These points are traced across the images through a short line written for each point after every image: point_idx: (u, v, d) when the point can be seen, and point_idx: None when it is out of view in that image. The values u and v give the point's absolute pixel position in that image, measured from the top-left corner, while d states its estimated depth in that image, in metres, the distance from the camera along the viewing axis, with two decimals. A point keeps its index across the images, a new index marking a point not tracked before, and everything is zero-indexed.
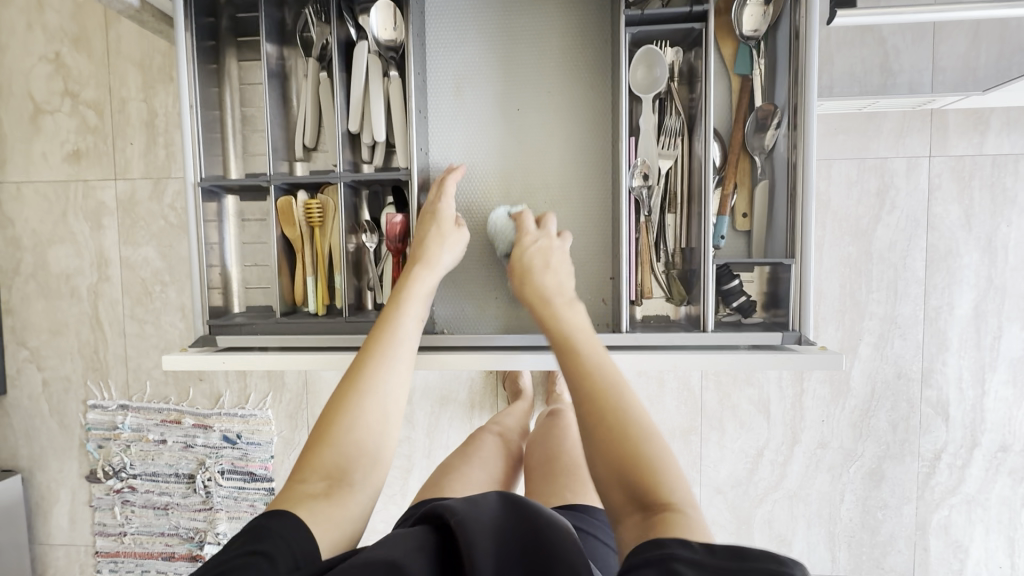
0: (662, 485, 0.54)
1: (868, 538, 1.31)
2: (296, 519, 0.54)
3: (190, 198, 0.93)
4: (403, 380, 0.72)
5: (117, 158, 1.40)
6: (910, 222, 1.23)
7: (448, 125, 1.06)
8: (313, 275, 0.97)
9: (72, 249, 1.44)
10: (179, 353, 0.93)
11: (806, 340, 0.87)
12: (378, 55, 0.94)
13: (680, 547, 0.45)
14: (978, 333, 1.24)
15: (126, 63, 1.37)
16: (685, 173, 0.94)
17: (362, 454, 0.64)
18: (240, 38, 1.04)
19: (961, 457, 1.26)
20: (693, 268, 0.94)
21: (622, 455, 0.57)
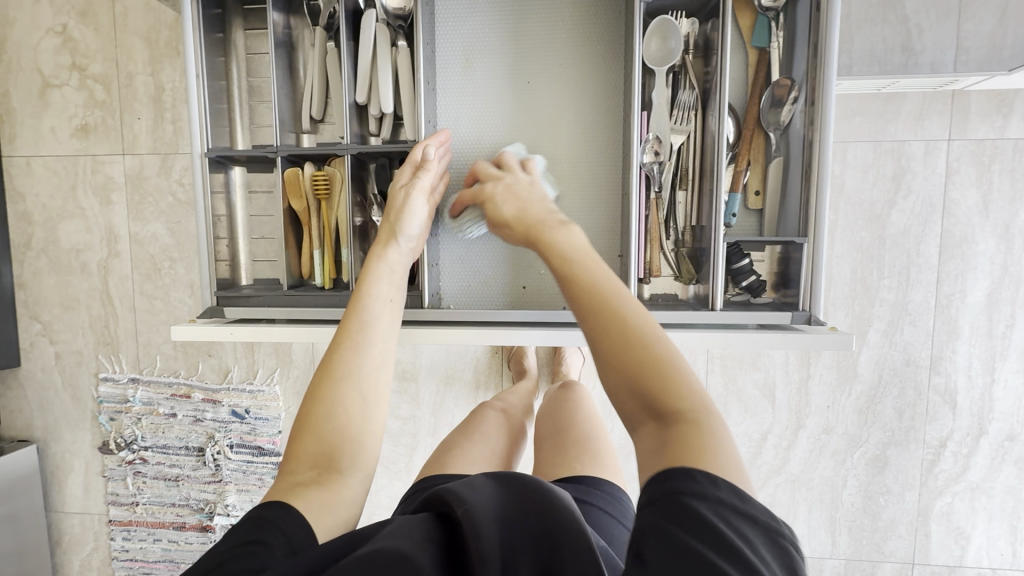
0: (681, 390, 0.50)
1: (869, 523, 1.31)
2: (291, 507, 0.54)
3: (197, 170, 0.93)
4: (380, 362, 0.71)
5: (125, 134, 1.40)
6: (925, 207, 1.20)
7: (457, 98, 1.04)
8: (319, 248, 0.98)
9: (82, 224, 1.45)
10: (188, 324, 0.94)
11: (816, 320, 0.87)
12: (386, 24, 0.93)
13: (686, 478, 0.42)
14: (990, 321, 1.22)
15: (133, 38, 1.36)
16: (697, 148, 0.93)
17: (347, 441, 0.64)
18: (245, 7, 1.02)
19: (967, 446, 1.26)
20: (704, 247, 0.92)
21: (630, 364, 0.52)
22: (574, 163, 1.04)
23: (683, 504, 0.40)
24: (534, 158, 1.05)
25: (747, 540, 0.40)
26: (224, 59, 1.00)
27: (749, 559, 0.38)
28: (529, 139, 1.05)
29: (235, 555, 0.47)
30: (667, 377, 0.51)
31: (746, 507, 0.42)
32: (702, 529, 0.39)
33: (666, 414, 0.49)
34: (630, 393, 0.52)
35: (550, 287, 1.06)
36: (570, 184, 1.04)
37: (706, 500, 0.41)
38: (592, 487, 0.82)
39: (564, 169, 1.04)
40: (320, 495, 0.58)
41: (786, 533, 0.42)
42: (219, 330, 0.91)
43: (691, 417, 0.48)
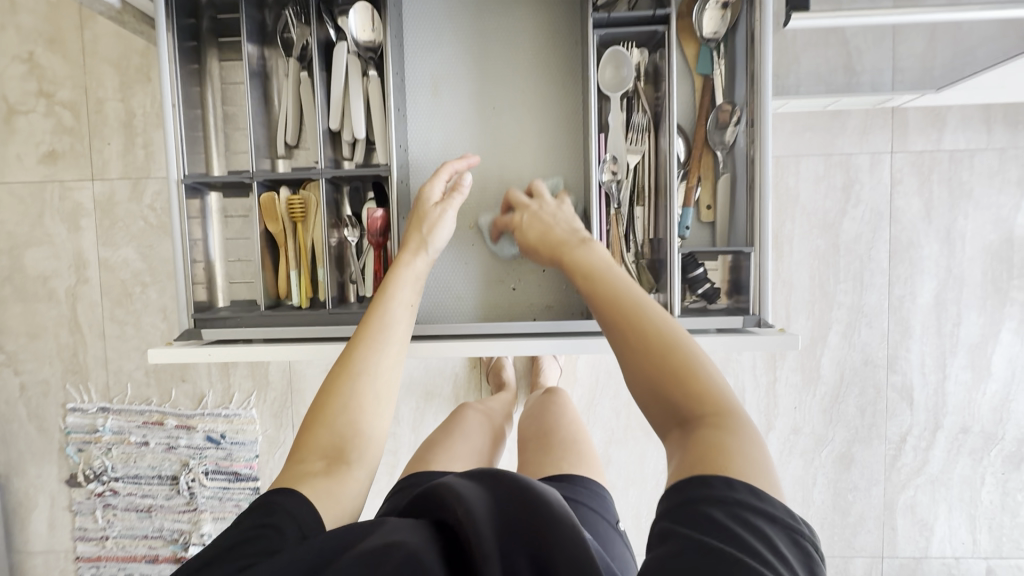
0: (711, 396, 0.56)
1: (839, 519, 1.36)
2: (299, 495, 0.58)
3: (173, 194, 0.93)
4: (396, 362, 0.75)
5: (95, 159, 1.39)
6: (874, 216, 1.29)
7: (425, 124, 1.08)
8: (296, 269, 0.98)
9: (49, 250, 1.42)
10: (165, 346, 0.93)
11: (766, 323, 0.91)
12: (357, 55, 0.96)
13: (704, 484, 0.47)
14: (939, 320, 1.30)
15: (102, 64, 1.36)
16: (652, 167, 0.97)
17: (358, 435, 0.68)
18: (222, 38, 1.04)
19: (926, 439, 1.33)
20: (661, 258, 0.96)
21: (663, 377, 0.58)
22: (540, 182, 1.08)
23: (702, 514, 0.44)
24: (501, 178, 1.09)
25: (765, 536, 0.44)
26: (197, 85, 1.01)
27: (763, 554, 0.43)
28: (496, 162, 1.09)
29: (249, 536, 0.52)
30: (697, 383, 0.57)
31: (760, 503, 0.46)
32: (720, 532, 0.43)
33: (691, 416, 0.55)
34: (659, 399, 0.58)
35: (522, 302, 1.08)
36: None
37: (722, 504, 0.45)
38: (576, 485, 0.85)
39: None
40: (327, 483, 0.62)
41: (802, 532, 0.47)
42: (197, 352, 0.91)
43: (722, 420, 0.54)
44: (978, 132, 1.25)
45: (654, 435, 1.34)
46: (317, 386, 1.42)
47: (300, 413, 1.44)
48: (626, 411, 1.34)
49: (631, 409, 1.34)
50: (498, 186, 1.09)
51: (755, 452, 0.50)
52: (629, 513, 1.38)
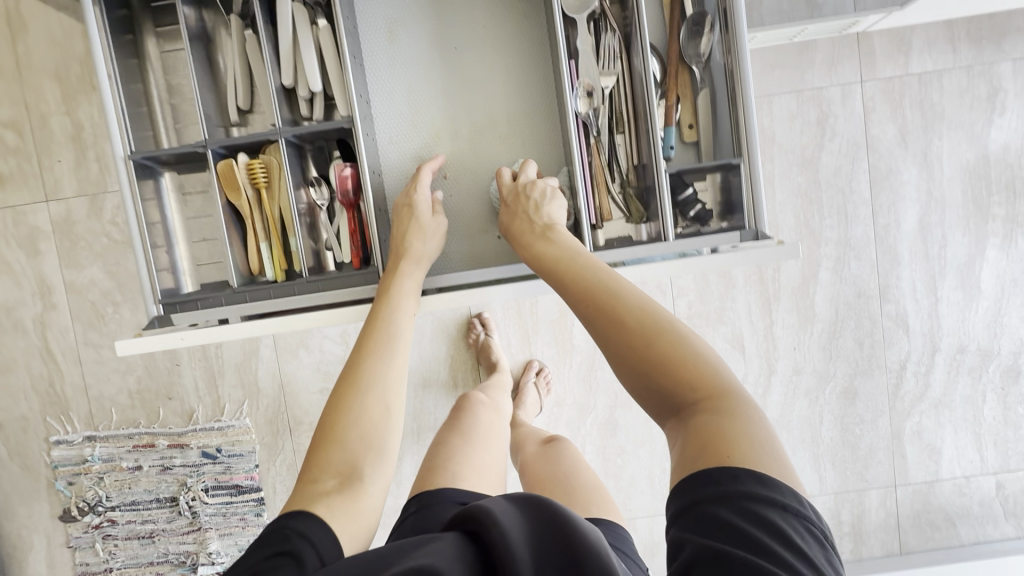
0: (701, 379, 0.54)
1: (850, 454, 1.36)
2: (316, 517, 0.57)
3: (123, 173, 0.86)
4: (400, 372, 0.77)
5: (46, 178, 1.33)
6: (852, 147, 1.28)
7: (385, 72, 1.01)
8: (267, 241, 0.93)
9: (10, 280, 1.35)
10: (134, 338, 0.86)
11: (763, 235, 0.87)
12: (303, 4, 0.89)
13: (704, 482, 0.45)
14: (925, 244, 1.30)
15: (40, 77, 1.30)
16: (628, 90, 0.93)
17: (370, 449, 0.67)
18: (153, 4, 0.95)
19: (925, 364, 1.33)
20: (649, 184, 0.92)
21: (649, 365, 0.56)
22: (513, 121, 1.03)
23: (708, 517, 0.42)
24: (471, 122, 1.03)
25: (776, 530, 0.42)
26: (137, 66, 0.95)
27: (778, 553, 0.40)
28: (466, 106, 1.03)
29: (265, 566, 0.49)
30: (686, 367, 0.54)
31: (764, 492, 0.43)
32: (726, 533, 0.41)
33: (686, 403, 0.53)
34: (648, 387, 0.56)
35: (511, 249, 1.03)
36: (511, 147, 1.04)
37: (726, 501, 0.43)
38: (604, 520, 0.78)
39: (504, 130, 1.03)
40: (342, 502, 0.61)
41: (816, 522, 0.44)
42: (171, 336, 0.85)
43: (718, 403, 0.51)
44: (944, 51, 1.25)
45: None
46: (310, 388, 1.38)
47: (296, 417, 1.40)
48: None
49: None
50: (470, 130, 1.04)
51: (755, 432, 0.48)
52: (642, 475, 1.36)
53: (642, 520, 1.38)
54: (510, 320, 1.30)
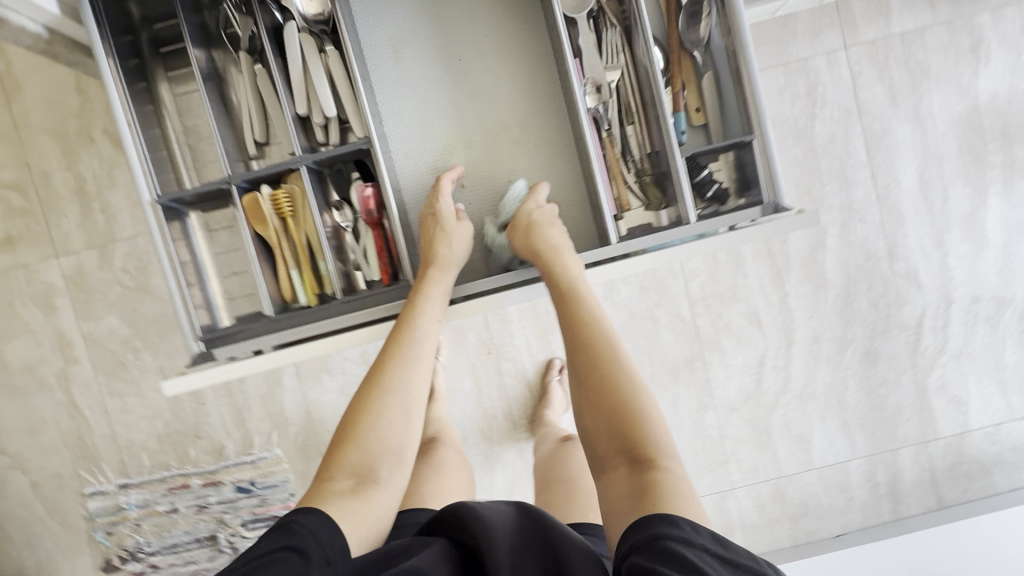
0: (650, 443, 0.67)
1: (878, 415, 1.36)
2: (320, 513, 0.64)
3: (152, 218, 0.86)
4: (423, 377, 0.80)
5: (55, 234, 1.34)
6: (844, 112, 1.29)
7: (394, 92, 1.03)
8: (296, 267, 0.93)
9: (30, 339, 1.36)
10: (179, 377, 0.85)
11: (783, 207, 0.87)
12: (308, 33, 0.90)
13: (670, 526, 0.54)
14: (927, 199, 1.32)
15: (41, 136, 1.32)
16: (634, 81, 0.94)
17: (386, 452, 0.73)
18: (163, 50, 0.97)
19: (941, 317, 1.34)
20: (665, 170, 0.93)
21: (620, 418, 0.69)
22: (525, 126, 1.05)
23: (673, 551, 0.50)
24: (483, 130, 1.05)
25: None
26: (153, 111, 0.95)
27: None
28: (477, 114, 1.05)
29: (276, 560, 0.56)
30: (643, 432, 0.67)
31: (723, 554, 0.51)
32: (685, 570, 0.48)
33: (639, 456, 0.65)
34: (617, 433, 0.68)
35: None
36: (525, 149, 1.05)
37: (691, 547, 0.51)
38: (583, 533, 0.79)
39: (516, 134, 1.05)
40: (351, 503, 0.67)
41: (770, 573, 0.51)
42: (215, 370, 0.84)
43: (665, 464, 0.64)
44: (923, 10, 1.27)
45: (681, 376, 1.34)
46: (337, 412, 1.38)
47: (325, 442, 1.40)
48: (649, 360, 1.33)
49: (651, 356, 1.33)
50: (484, 136, 1.05)
51: (688, 496, 0.60)
52: None
53: None
54: (526, 322, 1.31)
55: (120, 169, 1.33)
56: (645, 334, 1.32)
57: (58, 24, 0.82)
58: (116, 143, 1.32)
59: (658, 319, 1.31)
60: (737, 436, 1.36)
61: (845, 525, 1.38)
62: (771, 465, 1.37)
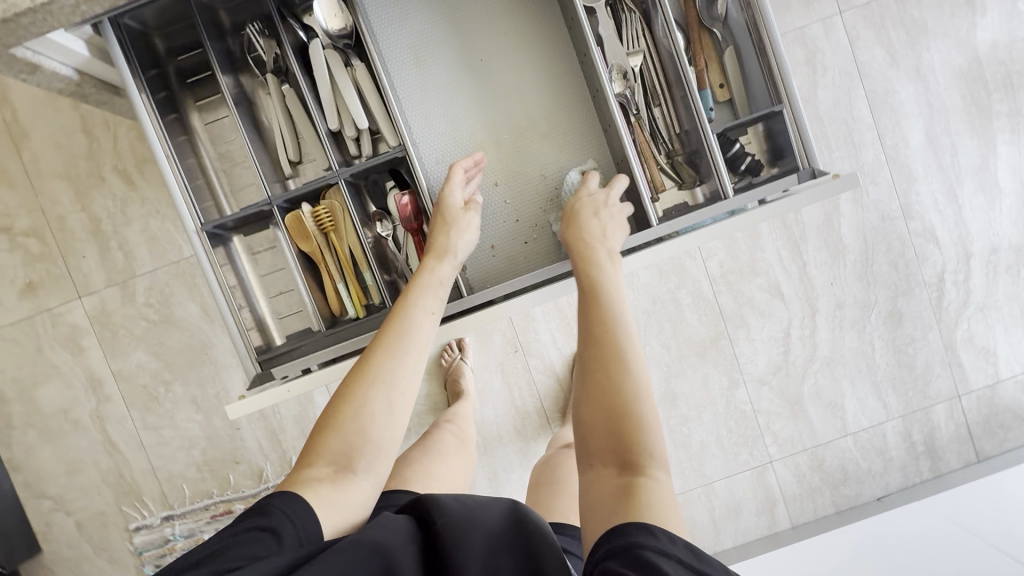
0: (641, 445, 0.54)
1: (908, 375, 1.37)
2: (292, 493, 0.52)
3: (198, 245, 0.86)
4: (416, 370, 0.65)
5: (76, 276, 1.35)
6: (846, 78, 1.30)
7: (419, 97, 1.03)
8: (342, 280, 0.93)
9: (61, 382, 1.38)
10: (241, 399, 0.87)
11: (819, 172, 0.87)
12: (332, 48, 0.91)
13: (646, 533, 0.44)
14: (937, 155, 1.32)
15: (52, 180, 1.33)
16: (657, 64, 0.94)
17: (367, 444, 0.58)
18: (190, 79, 0.97)
19: (962, 272, 1.34)
20: (697, 147, 0.93)
21: (614, 410, 0.57)
22: (551, 119, 1.05)
23: (641, 561, 0.41)
24: (511, 127, 1.05)
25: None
26: (186, 141, 0.95)
27: None
28: (503, 112, 1.05)
29: (241, 539, 0.47)
30: (636, 432, 0.55)
31: (702, 568, 0.41)
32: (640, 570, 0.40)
33: (630, 458, 0.54)
34: (609, 423, 0.56)
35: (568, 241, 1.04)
36: (553, 142, 1.05)
37: (664, 558, 0.41)
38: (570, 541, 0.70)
39: (543, 128, 1.05)
40: (331, 491, 0.54)
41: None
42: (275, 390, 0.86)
43: (652, 471, 0.53)
44: None
45: (709, 356, 1.34)
46: None
47: None
48: (676, 343, 1.33)
49: (678, 338, 1.33)
50: (511, 133, 1.05)
51: (673, 513, 0.49)
52: (712, 440, 1.36)
53: (719, 484, 1.37)
54: (551, 317, 1.32)
55: (134, 205, 1.34)
56: (669, 317, 1.32)
57: (87, 66, 0.88)
58: (128, 181, 1.33)
59: (680, 301, 1.31)
60: (770, 409, 1.36)
61: (885, 487, 1.39)
62: (806, 435, 1.37)
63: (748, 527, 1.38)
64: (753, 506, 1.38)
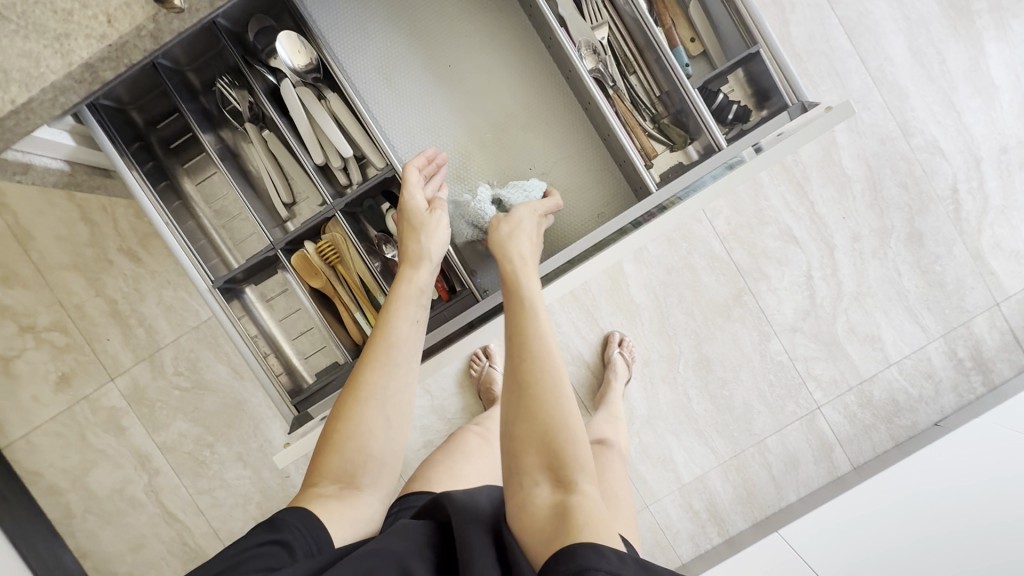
0: (570, 459, 0.50)
1: (941, 294, 1.33)
2: (302, 509, 0.53)
3: (213, 302, 0.86)
4: (408, 382, 0.63)
5: (104, 359, 1.38)
6: (816, 10, 1.29)
7: (396, 115, 1.03)
8: (359, 309, 0.94)
9: (111, 464, 1.40)
10: (286, 447, 0.85)
11: (809, 105, 0.84)
12: (302, 84, 0.92)
13: (595, 554, 0.40)
14: (925, 67, 1.30)
15: (63, 272, 1.36)
16: (624, 32, 0.94)
17: (371, 458, 0.59)
18: (172, 145, 0.98)
19: (975, 178, 1.32)
20: (680, 106, 0.91)
21: (543, 422, 0.52)
22: (529, 110, 1.05)
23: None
24: (493, 126, 1.05)
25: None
26: (182, 207, 0.99)
27: None
28: (482, 113, 1.05)
29: (257, 552, 0.47)
30: (564, 445, 0.50)
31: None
32: None
33: (562, 474, 0.49)
34: (538, 445, 0.51)
35: (568, 223, 1.03)
36: (537, 132, 1.05)
37: None
38: None
39: (525, 120, 1.05)
40: (340, 507, 0.55)
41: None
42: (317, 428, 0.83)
43: (582, 485, 0.48)
44: None
45: (735, 314, 1.32)
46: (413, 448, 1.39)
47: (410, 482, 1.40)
48: (699, 308, 1.31)
49: (700, 303, 1.31)
50: (494, 132, 1.05)
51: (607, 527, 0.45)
52: (755, 397, 1.34)
53: (771, 440, 1.35)
54: (569, 307, 1.32)
55: (145, 280, 1.37)
56: (687, 283, 1.30)
57: (76, 155, 0.91)
58: (135, 258, 1.36)
59: (695, 265, 1.30)
60: (808, 355, 1.34)
61: (941, 411, 1.35)
62: (850, 373, 1.34)
63: (809, 477, 1.36)
64: (810, 455, 1.36)
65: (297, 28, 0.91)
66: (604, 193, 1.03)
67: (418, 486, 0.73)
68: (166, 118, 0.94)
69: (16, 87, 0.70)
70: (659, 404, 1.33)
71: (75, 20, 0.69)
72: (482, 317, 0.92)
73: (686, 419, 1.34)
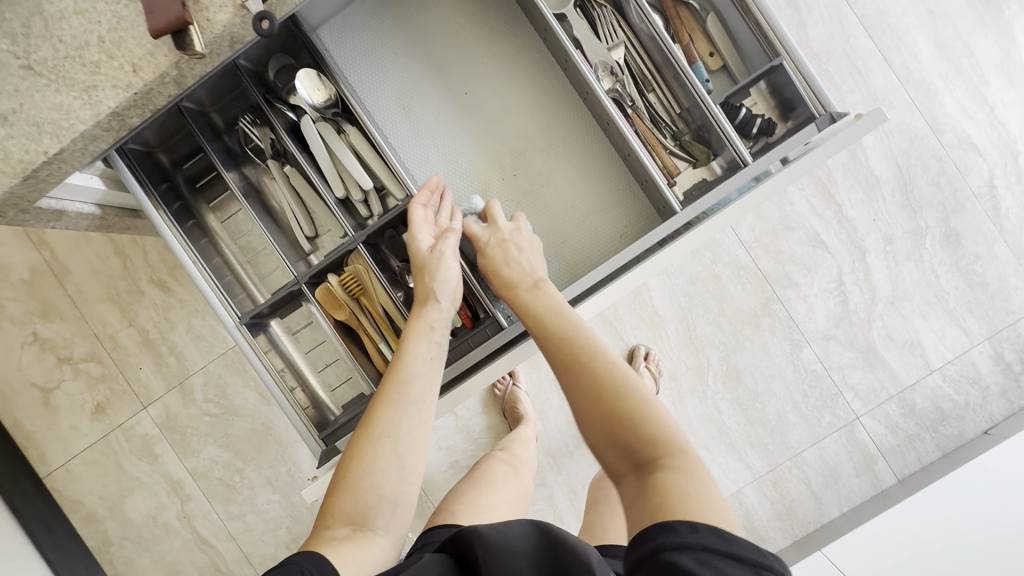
0: (654, 438, 0.51)
1: (983, 295, 1.27)
2: (311, 552, 0.52)
3: (241, 338, 0.88)
4: (421, 420, 0.66)
5: (137, 388, 1.41)
6: (834, 10, 1.27)
7: (414, 145, 1.04)
8: (383, 340, 0.94)
9: (145, 491, 1.43)
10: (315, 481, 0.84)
11: (839, 115, 0.82)
12: (322, 119, 0.93)
13: (665, 531, 0.41)
14: (953, 62, 1.26)
15: (98, 305, 1.41)
16: (641, 51, 0.94)
17: (383, 500, 0.60)
18: (197, 184, 1.00)
19: (1013, 173, 1.26)
20: (702, 122, 0.90)
21: (609, 411, 0.54)
22: (546, 132, 1.05)
23: (664, 563, 0.38)
24: (510, 151, 1.05)
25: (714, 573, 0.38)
26: (208, 244, 1.00)
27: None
28: (498, 138, 1.05)
29: None
30: (639, 422, 0.52)
31: (734, 551, 0.40)
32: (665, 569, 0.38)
33: (646, 457, 0.50)
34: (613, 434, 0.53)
35: (587, 245, 1.02)
36: (553, 154, 1.05)
37: (685, 551, 0.39)
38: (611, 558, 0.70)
39: (543, 143, 1.05)
40: (353, 549, 0.56)
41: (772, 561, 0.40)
42: None
43: (672, 460, 0.49)
44: None
45: (764, 324, 1.28)
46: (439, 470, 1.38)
47: None
48: (726, 318, 1.28)
49: (727, 314, 1.28)
50: (511, 156, 1.05)
51: (705, 494, 0.45)
52: (790, 409, 1.29)
53: (808, 453, 1.30)
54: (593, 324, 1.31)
55: (175, 310, 1.40)
56: (713, 294, 1.27)
57: (106, 198, 0.95)
58: (165, 289, 1.40)
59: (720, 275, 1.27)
60: (843, 363, 1.29)
61: (990, 418, 1.28)
62: (889, 382, 1.29)
63: (851, 492, 1.30)
64: (850, 468, 1.30)
65: (315, 64, 0.93)
66: (625, 212, 1.02)
67: (445, 519, 0.72)
68: (192, 158, 0.97)
69: (48, 139, 0.72)
70: (689, 418, 1.30)
71: (102, 71, 0.72)
72: (505, 343, 0.90)
73: (718, 434, 1.30)
